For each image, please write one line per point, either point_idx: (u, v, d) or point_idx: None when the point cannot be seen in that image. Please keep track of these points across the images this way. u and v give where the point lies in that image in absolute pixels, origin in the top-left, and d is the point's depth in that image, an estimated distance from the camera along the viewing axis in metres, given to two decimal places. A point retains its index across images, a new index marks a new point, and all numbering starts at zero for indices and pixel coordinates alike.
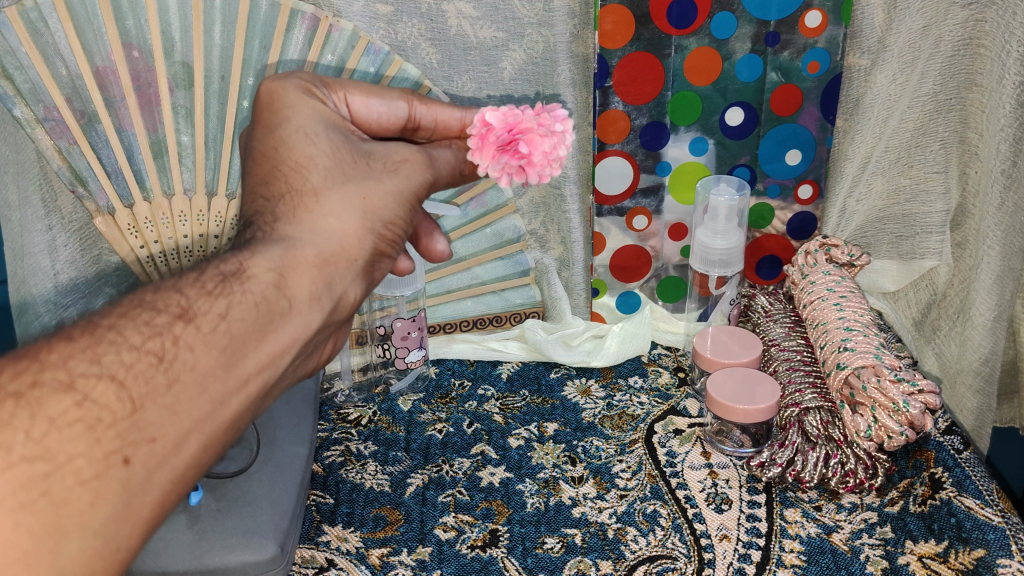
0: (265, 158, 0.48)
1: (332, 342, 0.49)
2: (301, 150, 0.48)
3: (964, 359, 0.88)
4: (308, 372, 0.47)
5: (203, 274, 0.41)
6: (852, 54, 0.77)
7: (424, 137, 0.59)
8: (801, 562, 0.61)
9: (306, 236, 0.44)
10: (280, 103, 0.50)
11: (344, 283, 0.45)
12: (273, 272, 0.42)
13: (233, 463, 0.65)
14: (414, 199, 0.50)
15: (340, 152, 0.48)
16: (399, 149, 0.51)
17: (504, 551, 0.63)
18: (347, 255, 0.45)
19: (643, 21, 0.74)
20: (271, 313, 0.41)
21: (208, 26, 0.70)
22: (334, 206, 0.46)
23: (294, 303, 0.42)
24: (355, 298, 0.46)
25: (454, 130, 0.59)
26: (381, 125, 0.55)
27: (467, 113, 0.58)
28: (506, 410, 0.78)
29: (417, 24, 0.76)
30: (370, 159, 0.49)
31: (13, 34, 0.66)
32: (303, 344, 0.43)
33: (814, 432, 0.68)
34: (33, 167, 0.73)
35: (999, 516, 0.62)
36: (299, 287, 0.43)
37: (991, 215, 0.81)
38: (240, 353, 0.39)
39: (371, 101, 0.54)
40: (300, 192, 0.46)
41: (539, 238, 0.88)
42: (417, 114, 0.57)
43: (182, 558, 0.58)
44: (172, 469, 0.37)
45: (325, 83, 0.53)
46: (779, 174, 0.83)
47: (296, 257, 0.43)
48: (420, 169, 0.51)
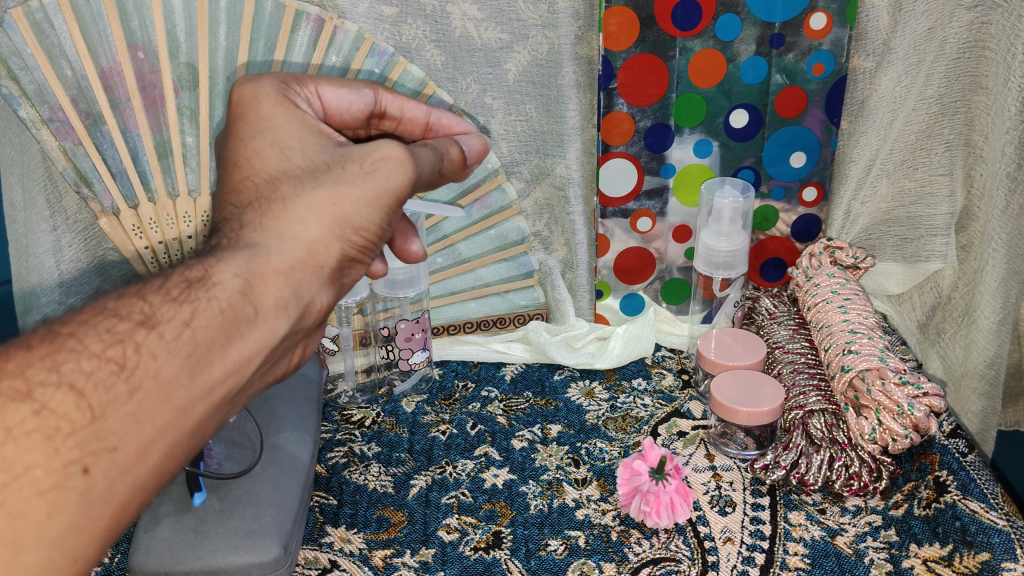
0: (235, 168, 0.47)
1: (302, 349, 0.48)
2: (275, 160, 0.47)
3: (969, 361, 0.88)
4: (277, 378, 0.47)
5: (168, 280, 0.40)
6: (857, 55, 0.78)
7: (389, 126, 0.60)
8: (805, 565, 0.61)
9: (273, 242, 0.43)
10: (254, 113, 0.49)
11: (312, 290, 0.44)
12: (239, 279, 0.41)
13: (236, 464, 0.65)
14: (393, 202, 0.47)
15: (314, 160, 0.47)
16: (383, 144, 0.47)
17: (507, 554, 0.63)
18: (314, 261, 0.44)
19: (649, 24, 0.74)
20: (237, 320, 0.40)
21: (213, 27, 0.70)
22: (303, 211, 0.44)
23: (260, 310, 0.41)
24: (324, 305, 0.45)
25: (419, 124, 0.60)
26: (349, 115, 0.55)
27: (432, 109, 0.60)
28: (509, 412, 0.78)
29: (422, 25, 0.76)
30: (345, 162, 0.47)
31: (20, 35, 0.66)
32: (271, 352, 0.42)
33: (819, 435, 0.68)
34: (40, 168, 0.74)
35: (1004, 520, 0.62)
36: (265, 295, 0.42)
37: (997, 217, 0.80)
38: (205, 361, 0.39)
39: (341, 91, 0.54)
40: (270, 199, 0.45)
41: (544, 240, 0.89)
42: (383, 103, 0.58)
43: (186, 558, 0.58)
44: (133, 478, 0.37)
45: (296, 80, 0.52)
46: (784, 177, 0.83)
47: (262, 265, 0.42)
48: (402, 168, 0.47)
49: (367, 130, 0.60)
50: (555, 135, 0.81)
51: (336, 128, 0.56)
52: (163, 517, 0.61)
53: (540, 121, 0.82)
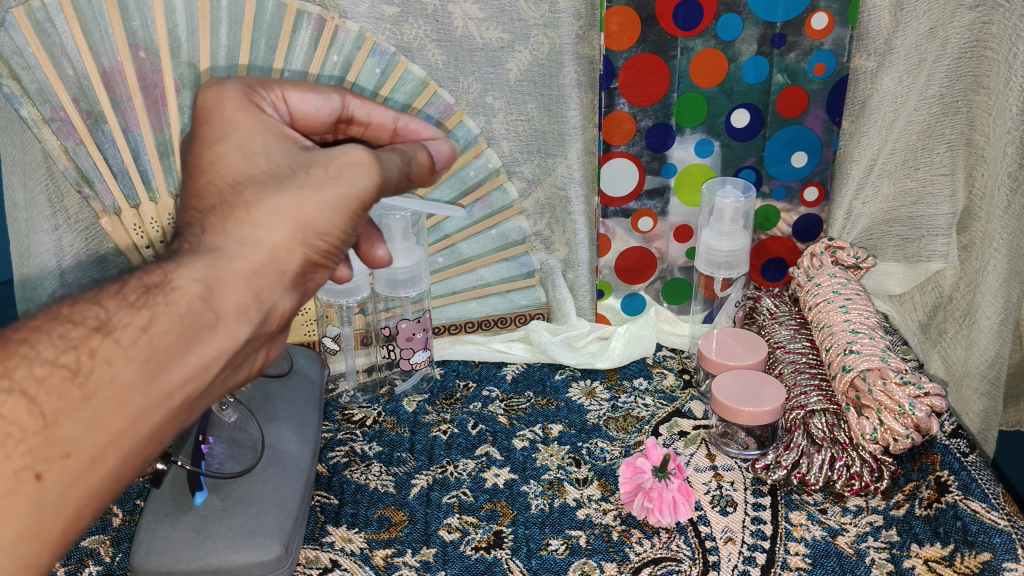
0: (198, 172, 0.44)
1: (265, 352, 0.46)
2: (239, 165, 0.44)
3: (970, 361, 0.88)
4: (238, 384, 0.46)
5: (125, 286, 0.39)
6: (857, 56, 0.78)
7: (356, 132, 0.56)
8: (806, 564, 0.61)
9: (235, 247, 0.42)
10: (218, 118, 0.46)
11: (274, 296, 0.43)
12: (200, 284, 0.40)
13: (237, 464, 0.64)
14: (358, 207, 0.45)
15: (279, 165, 0.44)
16: (348, 149, 0.45)
17: (508, 553, 0.63)
18: (277, 267, 0.43)
19: (649, 23, 0.74)
20: (197, 325, 0.39)
21: (215, 26, 0.71)
22: (266, 217, 0.42)
23: (222, 316, 0.40)
24: (286, 310, 0.44)
25: (387, 129, 0.56)
26: (316, 121, 0.52)
27: (400, 114, 0.56)
28: (510, 411, 0.78)
29: (423, 25, 0.76)
30: (311, 166, 0.44)
31: (21, 35, 0.66)
32: (233, 356, 0.41)
33: (819, 435, 0.68)
34: (40, 168, 0.74)
35: (1005, 520, 0.62)
36: (226, 300, 0.41)
37: (998, 217, 0.80)
38: (163, 366, 0.38)
39: (309, 96, 0.51)
40: (231, 204, 0.42)
41: (545, 239, 0.90)
42: (351, 108, 0.54)
43: (186, 558, 0.58)
44: (88, 484, 0.36)
45: (262, 84, 0.49)
46: (785, 177, 0.83)
47: (223, 270, 0.41)
48: (368, 173, 0.45)
49: (333, 135, 0.57)
50: (557, 134, 0.81)
51: (303, 133, 0.53)
52: (163, 517, 0.60)
53: (542, 121, 0.82)
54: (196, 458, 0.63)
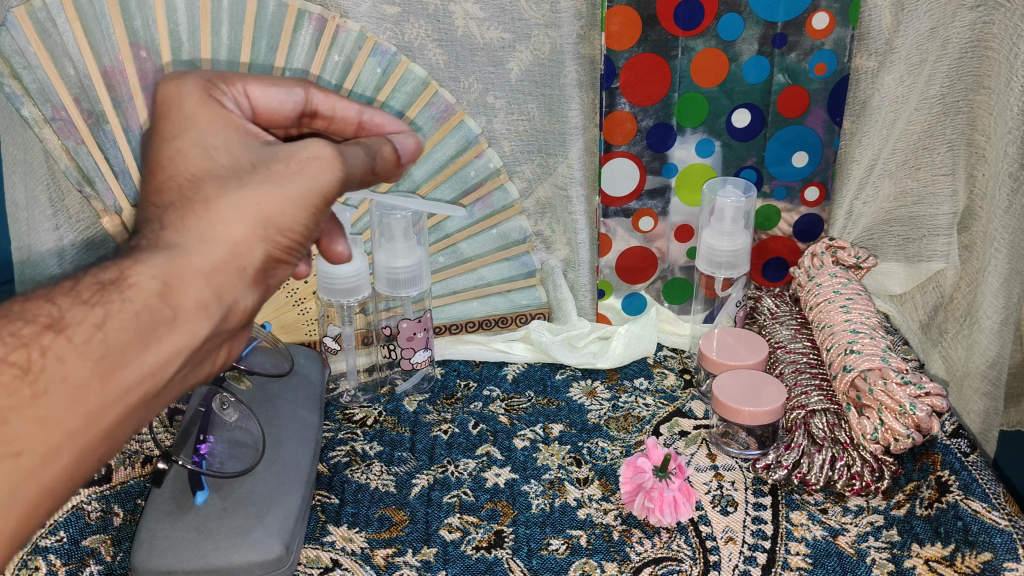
0: (157, 168, 0.42)
1: (228, 350, 0.44)
2: (199, 160, 0.42)
3: (971, 361, 0.88)
4: (199, 383, 0.43)
5: (79, 283, 0.37)
6: (859, 55, 0.78)
7: (321, 126, 0.55)
8: (807, 564, 0.61)
9: (194, 243, 0.39)
10: (177, 113, 0.44)
11: (236, 292, 0.41)
12: (158, 281, 0.38)
13: (237, 463, 0.64)
14: (321, 202, 0.43)
15: (239, 160, 0.42)
16: (310, 143, 0.43)
17: (509, 552, 0.63)
18: (238, 264, 0.40)
19: (650, 23, 0.74)
20: (154, 322, 0.37)
21: (216, 26, 0.71)
22: (226, 212, 0.40)
23: (180, 313, 0.38)
24: (249, 307, 0.42)
25: (352, 123, 0.55)
26: (278, 115, 0.51)
27: (365, 107, 0.55)
28: (511, 411, 0.78)
29: (424, 25, 0.76)
30: (271, 162, 0.42)
31: (22, 34, 0.66)
32: (193, 353, 0.39)
33: (820, 434, 0.68)
34: (42, 167, 0.74)
35: (1006, 520, 0.62)
36: (185, 297, 0.39)
37: (999, 217, 0.80)
38: (118, 364, 0.36)
39: (270, 89, 0.50)
40: (190, 200, 0.40)
41: (545, 239, 0.89)
42: (315, 102, 0.53)
43: (187, 557, 0.58)
44: (39, 484, 0.36)
45: (222, 77, 0.47)
46: (785, 177, 0.83)
47: (182, 267, 0.39)
48: (332, 167, 0.43)
49: (298, 130, 0.55)
50: (558, 134, 0.81)
51: (265, 127, 0.51)
52: (164, 517, 0.60)
53: (543, 120, 0.82)
54: (196, 458, 0.63)
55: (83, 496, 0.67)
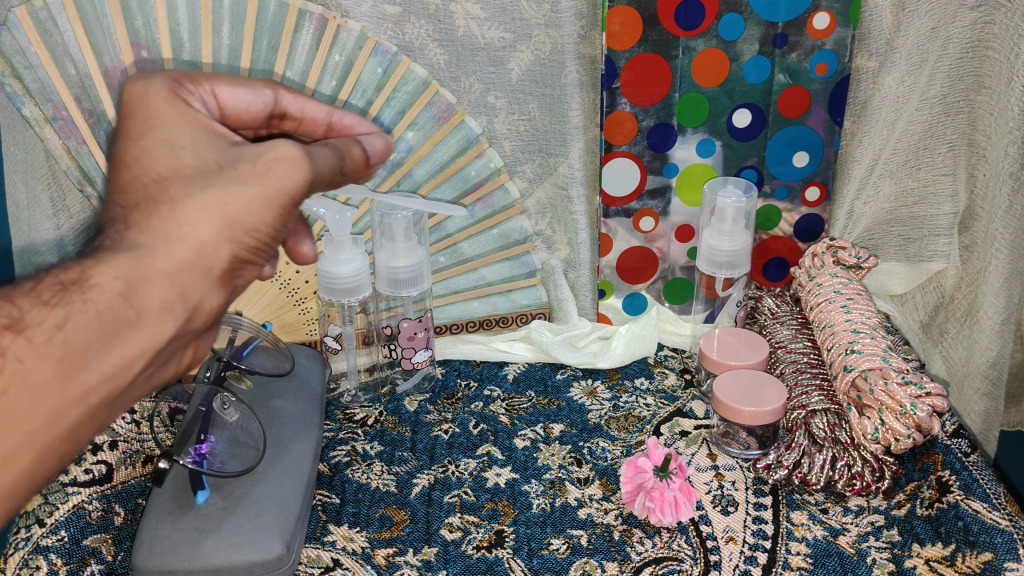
0: (124, 167, 0.42)
1: (193, 350, 0.44)
2: (164, 160, 0.42)
3: (971, 361, 0.88)
4: (165, 383, 0.44)
5: (41, 283, 0.38)
6: (860, 55, 0.78)
7: (290, 127, 0.55)
8: (807, 564, 0.61)
9: (159, 244, 0.39)
10: (144, 112, 0.43)
11: (201, 293, 0.41)
12: (121, 281, 0.38)
13: (238, 462, 0.64)
14: (288, 203, 0.43)
15: (206, 160, 0.42)
16: (278, 144, 0.43)
17: (510, 552, 0.63)
18: (203, 264, 0.40)
19: (651, 23, 0.74)
20: (116, 324, 0.38)
21: (217, 26, 0.71)
22: (191, 212, 0.40)
23: (144, 314, 0.39)
24: (215, 307, 0.42)
25: (320, 125, 0.55)
26: (246, 116, 0.50)
27: (334, 109, 0.55)
28: (512, 411, 0.78)
29: (425, 25, 0.76)
30: (238, 162, 0.42)
31: (23, 34, 0.66)
32: (156, 354, 0.40)
33: (821, 434, 0.68)
34: (43, 167, 0.74)
35: (1006, 520, 0.62)
36: (150, 297, 0.39)
37: (999, 218, 0.80)
38: (79, 365, 0.37)
39: (239, 90, 0.49)
40: (156, 200, 0.40)
41: (546, 239, 0.89)
42: (284, 103, 0.53)
43: (187, 557, 0.58)
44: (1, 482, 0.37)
45: (190, 77, 0.47)
46: (786, 177, 0.83)
47: (146, 266, 0.39)
48: (298, 168, 0.42)
49: (267, 130, 0.55)
50: (559, 134, 0.81)
51: (232, 128, 0.51)
52: (165, 517, 0.60)
53: (544, 120, 0.82)
54: (196, 458, 0.62)
55: (84, 495, 0.67)
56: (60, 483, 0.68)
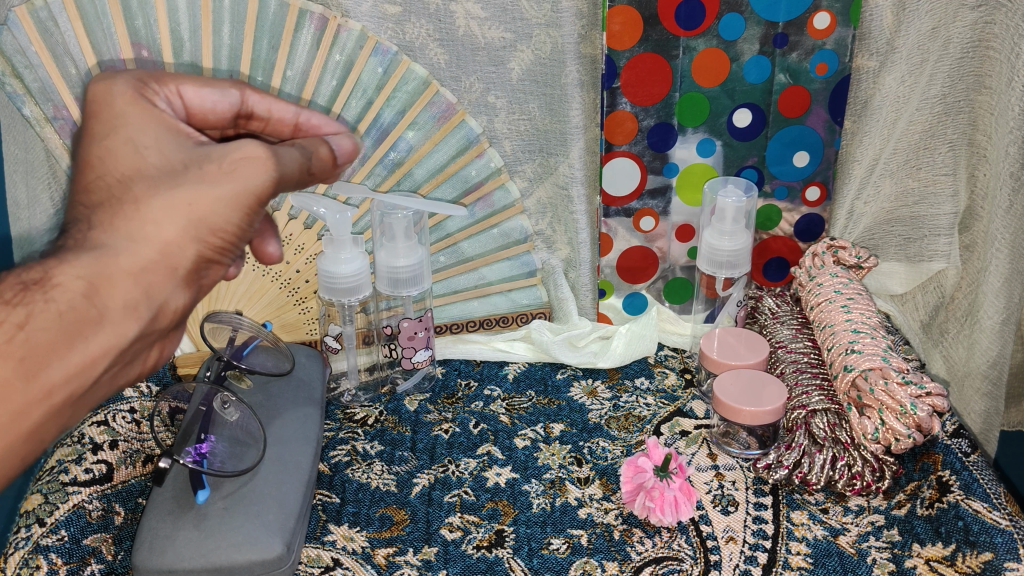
0: (86, 168, 0.43)
1: (159, 350, 0.46)
2: (129, 160, 0.43)
3: (972, 361, 0.88)
4: (130, 382, 0.45)
5: (4, 283, 0.39)
6: (860, 55, 0.78)
7: (258, 127, 0.55)
8: (807, 564, 0.61)
9: (123, 244, 0.41)
10: (108, 112, 0.45)
11: (165, 292, 0.42)
12: (84, 281, 0.39)
13: (240, 461, 0.64)
14: (255, 203, 0.43)
15: (171, 160, 0.43)
16: (245, 143, 0.43)
17: (510, 552, 0.63)
18: (168, 263, 0.42)
19: (652, 23, 0.74)
20: (79, 323, 0.39)
21: (218, 26, 0.71)
22: (156, 212, 0.41)
23: (107, 313, 0.40)
24: (179, 306, 0.43)
25: (288, 125, 0.55)
26: (212, 115, 0.51)
27: (302, 109, 0.55)
28: (512, 410, 0.78)
29: (426, 24, 0.76)
30: (204, 162, 0.43)
31: (24, 33, 0.66)
32: (120, 354, 0.41)
33: (821, 434, 0.68)
34: (42, 167, 0.74)
35: (1007, 520, 0.61)
36: (112, 297, 0.40)
37: (1000, 218, 0.80)
38: (42, 364, 0.39)
39: (205, 90, 0.50)
40: (119, 200, 0.41)
41: (546, 239, 0.89)
42: (251, 103, 0.53)
43: (188, 556, 0.58)
44: None
45: (155, 78, 0.48)
46: (787, 176, 0.83)
47: (109, 265, 0.40)
48: (265, 168, 0.43)
49: (236, 131, 0.55)
50: (559, 133, 0.81)
51: (199, 128, 0.52)
52: (166, 515, 0.60)
53: (545, 120, 0.82)
54: (196, 457, 0.62)
55: (83, 494, 0.66)
56: (60, 482, 0.67)
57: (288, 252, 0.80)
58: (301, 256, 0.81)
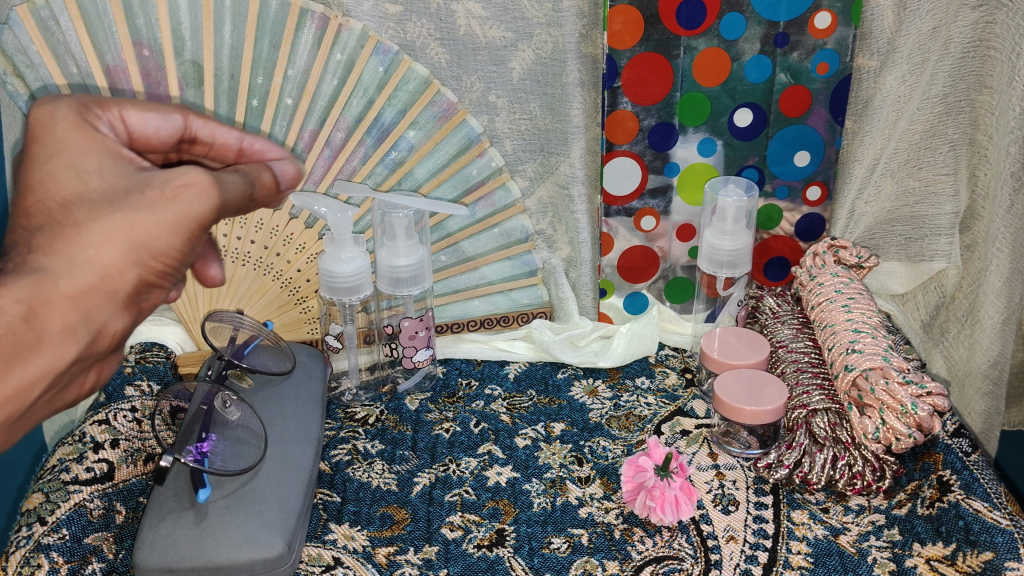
0: (27, 190, 0.41)
1: (98, 372, 0.45)
2: (70, 184, 0.41)
3: (972, 361, 0.88)
4: (67, 404, 0.45)
5: None
6: (861, 55, 0.78)
7: (201, 152, 0.52)
8: (808, 564, 0.61)
9: (63, 267, 0.39)
10: (49, 137, 0.42)
11: (103, 316, 0.41)
12: (22, 305, 0.38)
13: (242, 460, 0.64)
14: (197, 228, 0.42)
15: (113, 185, 0.41)
16: (187, 169, 0.42)
17: (510, 551, 0.63)
18: (108, 287, 0.41)
19: (653, 22, 0.74)
20: (17, 346, 0.39)
21: (219, 25, 0.71)
22: (96, 236, 0.40)
23: (46, 336, 0.40)
24: (120, 329, 0.43)
25: (232, 149, 0.52)
26: (155, 141, 0.48)
27: (246, 134, 0.53)
28: (513, 410, 0.78)
29: (427, 24, 0.76)
30: (145, 187, 0.41)
31: (25, 33, 0.67)
32: (57, 377, 0.41)
33: (822, 433, 0.68)
34: None
35: (1007, 519, 0.61)
36: (51, 320, 0.39)
37: (1000, 218, 0.80)
38: None
39: (148, 115, 0.47)
40: (60, 224, 0.40)
41: (548, 238, 0.89)
42: (195, 128, 0.50)
43: (188, 555, 0.58)
44: None
45: (98, 102, 0.45)
46: (788, 176, 0.83)
47: (47, 291, 0.39)
48: (208, 194, 0.42)
49: (178, 156, 0.52)
50: (560, 133, 0.81)
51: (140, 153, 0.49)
52: (167, 514, 0.60)
53: (545, 120, 0.82)
54: (197, 456, 0.62)
55: (84, 494, 0.66)
56: (60, 481, 0.67)
57: (288, 252, 0.80)
58: (301, 255, 0.81)
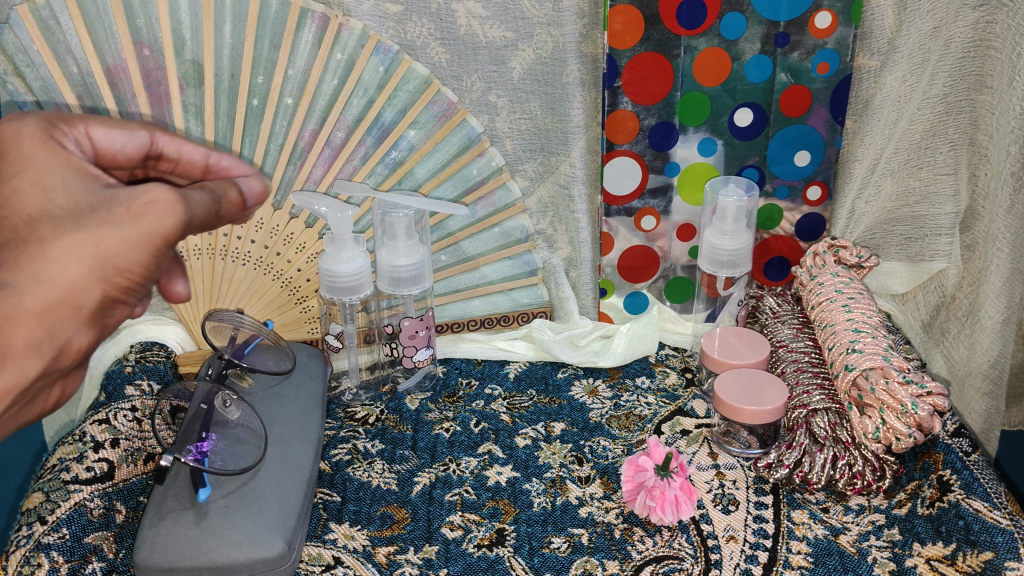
0: None
1: (61, 390, 0.44)
2: (35, 201, 0.41)
3: (972, 360, 0.88)
4: (29, 421, 0.44)
5: None
6: (862, 55, 0.78)
7: (167, 168, 0.52)
8: (807, 564, 0.61)
9: (27, 283, 0.39)
10: (14, 154, 0.43)
11: (69, 332, 0.41)
12: None
13: (242, 459, 0.64)
14: (162, 245, 0.42)
15: (78, 203, 0.41)
16: (151, 187, 0.42)
17: (510, 551, 0.63)
18: (73, 303, 0.40)
19: (654, 21, 0.74)
20: None
21: (219, 24, 0.71)
22: (61, 253, 0.40)
23: (9, 350, 0.39)
24: (84, 346, 0.42)
25: (198, 166, 0.53)
26: (121, 158, 0.48)
27: (212, 151, 0.53)
28: (513, 409, 0.78)
29: (427, 23, 0.76)
30: (111, 205, 0.41)
31: (25, 32, 0.68)
32: (20, 392, 0.40)
33: (822, 433, 0.68)
34: None
35: (1007, 519, 0.61)
36: (15, 336, 0.39)
37: (1000, 218, 0.80)
38: None
39: (114, 131, 0.47)
40: (25, 240, 0.40)
41: (547, 238, 0.89)
42: (160, 145, 0.50)
43: (189, 554, 0.58)
44: None
45: (64, 119, 0.45)
46: (788, 175, 0.83)
47: (13, 306, 0.39)
48: (173, 211, 0.42)
49: (144, 172, 0.52)
50: (560, 132, 0.81)
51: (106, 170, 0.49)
52: (167, 513, 0.60)
53: (545, 120, 0.82)
54: (197, 455, 0.62)
55: (84, 493, 0.66)
56: (60, 481, 0.67)
57: (288, 251, 0.80)
58: (301, 255, 0.81)
